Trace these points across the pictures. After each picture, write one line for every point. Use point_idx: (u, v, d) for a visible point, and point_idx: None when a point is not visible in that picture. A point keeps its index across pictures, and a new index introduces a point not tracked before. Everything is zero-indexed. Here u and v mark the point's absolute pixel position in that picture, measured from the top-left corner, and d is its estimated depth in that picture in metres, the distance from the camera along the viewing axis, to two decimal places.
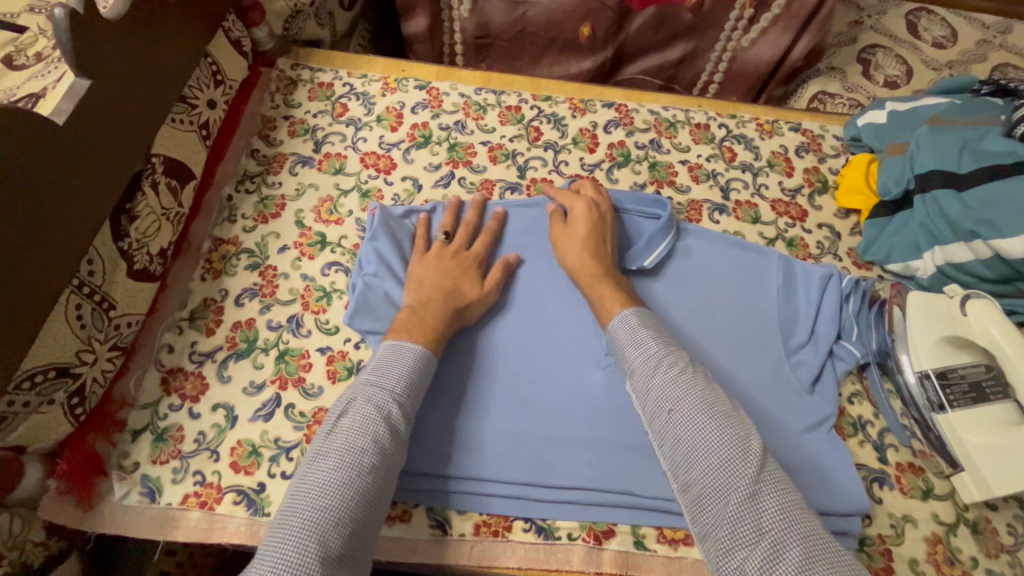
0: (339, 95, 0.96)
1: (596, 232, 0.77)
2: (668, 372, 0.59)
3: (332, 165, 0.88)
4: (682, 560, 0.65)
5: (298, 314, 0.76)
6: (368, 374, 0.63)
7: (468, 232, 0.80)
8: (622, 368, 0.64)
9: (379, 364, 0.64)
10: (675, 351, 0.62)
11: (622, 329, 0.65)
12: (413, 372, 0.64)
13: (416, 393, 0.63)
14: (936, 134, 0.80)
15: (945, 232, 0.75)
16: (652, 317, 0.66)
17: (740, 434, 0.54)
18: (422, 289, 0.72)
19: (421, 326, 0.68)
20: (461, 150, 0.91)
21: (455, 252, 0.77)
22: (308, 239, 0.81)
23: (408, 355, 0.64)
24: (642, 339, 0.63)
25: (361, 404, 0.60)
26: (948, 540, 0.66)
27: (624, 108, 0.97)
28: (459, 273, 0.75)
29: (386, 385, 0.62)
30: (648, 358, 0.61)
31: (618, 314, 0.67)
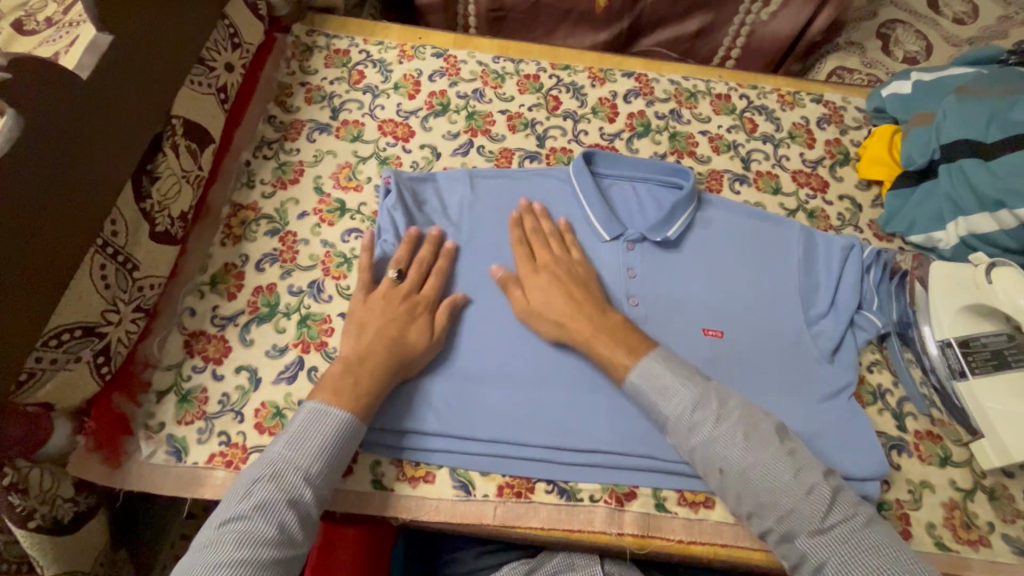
0: (355, 62, 0.95)
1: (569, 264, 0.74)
2: (708, 427, 0.60)
3: (351, 133, 0.88)
4: (703, 522, 0.65)
5: (318, 280, 0.76)
6: (283, 446, 0.58)
7: (421, 271, 0.73)
8: (653, 418, 0.65)
9: (298, 432, 0.59)
10: (705, 398, 0.62)
11: (643, 382, 0.64)
12: (332, 445, 0.59)
13: (333, 470, 0.59)
14: (963, 103, 0.79)
15: (970, 203, 0.74)
16: (669, 358, 0.65)
17: (797, 473, 0.57)
18: (369, 339, 0.66)
19: (355, 388, 0.62)
20: (479, 119, 0.90)
21: (404, 296, 0.70)
22: (327, 205, 0.81)
23: (330, 424, 0.59)
24: (670, 391, 0.62)
25: (270, 484, 0.56)
26: (964, 506, 0.67)
27: (644, 78, 0.96)
28: (404, 321, 0.68)
29: (301, 462, 0.57)
30: (684, 415, 0.61)
31: (635, 365, 0.65)
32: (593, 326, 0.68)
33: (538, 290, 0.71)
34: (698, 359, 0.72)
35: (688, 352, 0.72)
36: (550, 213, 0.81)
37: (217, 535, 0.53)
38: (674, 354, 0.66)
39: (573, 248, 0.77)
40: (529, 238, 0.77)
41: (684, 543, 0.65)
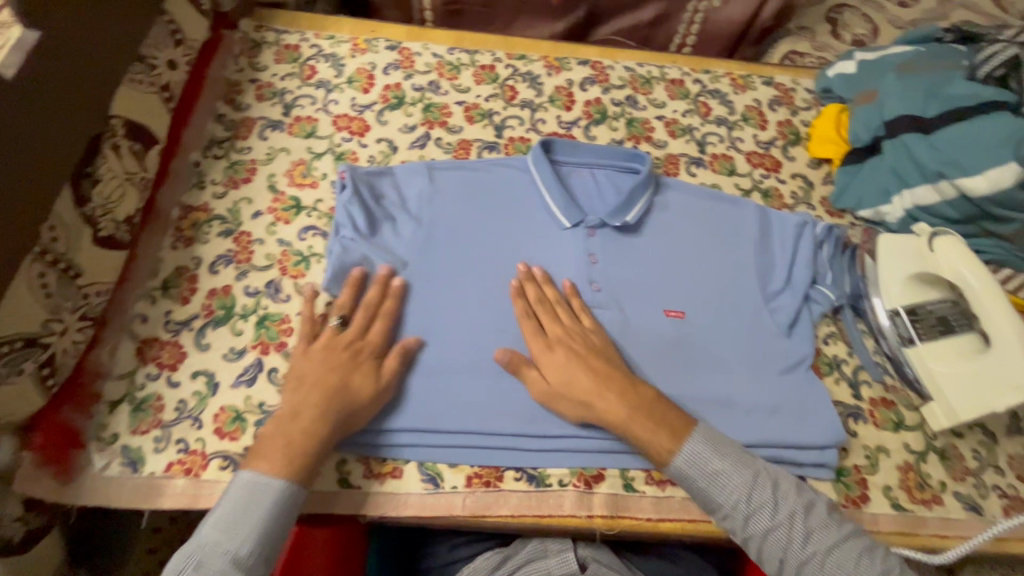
0: (306, 57, 0.93)
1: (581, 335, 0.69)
2: (766, 513, 0.59)
3: (304, 129, 0.86)
4: (670, 499, 0.66)
5: (275, 280, 0.74)
6: (211, 529, 0.55)
7: (368, 314, 0.70)
8: (702, 503, 0.62)
9: (229, 512, 0.55)
10: (760, 481, 0.60)
11: (689, 466, 0.61)
12: (268, 520, 0.56)
13: (268, 549, 0.56)
14: (903, 80, 0.82)
15: (913, 176, 0.77)
16: (711, 435, 0.63)
17: (859, 556, 0.57)
18: (309, 387, 0.63)
19: (288, 447, 0.59)
20: (436, 111, 0.89)
21: (348, 343, 0.67)
22: (282, 203, 0.79)
23: (264, 498, 0.56)
24: (721, 477, 0.61)
25: (196, 575, 0.53)
26: (918, 467, 0.69)
27: (599, 65, 0.96)
28: (348, 369, 0.65)
29: (230, 545, 0.54)
30: (740, 503, 0.59)
31: (679, 447, 0.62)
32: (626, 408, 0.63)
33: (556, 367, 0.67)
34: (660, 340, 0.73)
35: (651, 334, 0.73)
36: (550, 276, 0.76)
37: None
38: (715, 429, 0.64)
39: (583, 316, 0.72)
40: (535, 309, 0.72)
41: (653, 521, 0.66)
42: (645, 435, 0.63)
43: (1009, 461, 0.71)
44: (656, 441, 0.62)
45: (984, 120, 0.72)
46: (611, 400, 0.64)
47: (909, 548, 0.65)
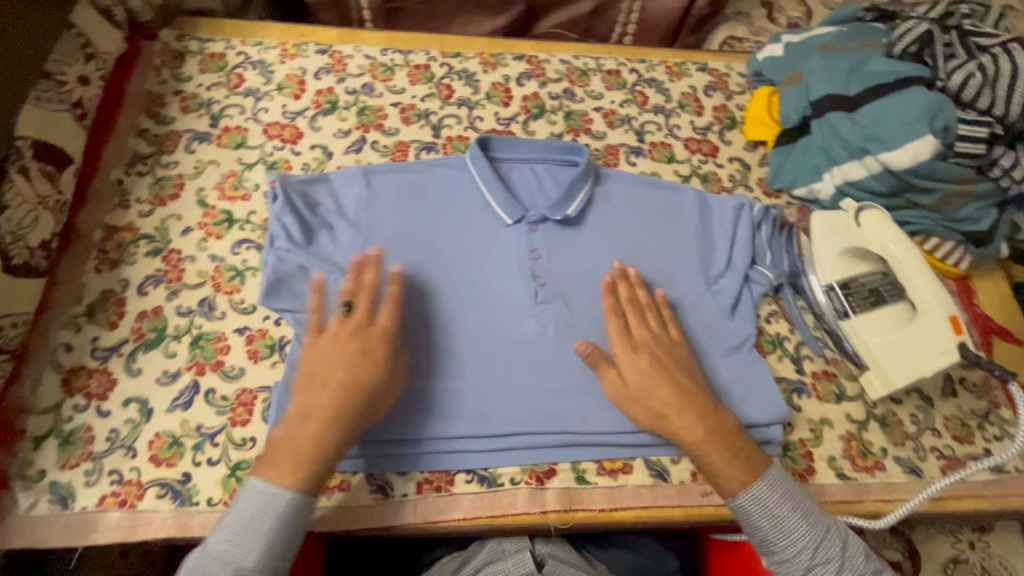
0: (233, 65, 0.90)
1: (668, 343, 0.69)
2: (829, 567, 0.60)
3: (233, 139, 0.83)
4: (623, 488, 0.67)
5: (209, 297, 0.72)
6: (220, 538, 0.54)
7: (373, 299, 0.66)
8: (761, 544, 0.62)
9: (239, 519, 0.55)
10: (828, 537, 0.61)
11: (758, 510, 0.61)
12: (275, 532, 0.55)
13: (274, 560, 0.55)
14: (826, 60, 0.84)
15: (841, 153, 0.79)
16: (782, 480, 0.62)
17: None
18: (324, 383, 0.60)
19: (298, 447, 0.57)
20: (371, 114, 0.88)
21: (360, 329, 0.64)
22: (213, 218, 0.77)
23: (274, 509, 0.55)
24: (787, 525, 0.60)
25: None
26: (860, 436, 0.71)
27: (535, 60, 0.96)
28: (361, 358, 0.62)
29: (237, 558, 0.54)
30: (805, 554, 0.60)
31: (750, 487, 0.61)
32: (704, 430, 0.63)
33: (636, 371, 0.66)
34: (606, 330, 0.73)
35: (596, 326, 0.74)
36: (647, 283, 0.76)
37: None
38: (786, 476, 0.63)
39: (670, 325, 0.71)
40: (623, 308, 0.71)
41: (607, 511, 0.66)
42: (718, 461, 0.62)
43: (946, 423, 0.73)
44: (733, 471, 0.62)
45: (903, 94, 0.74)
46: (692, 414, 0.63)
47: (855, 515, 0.67)
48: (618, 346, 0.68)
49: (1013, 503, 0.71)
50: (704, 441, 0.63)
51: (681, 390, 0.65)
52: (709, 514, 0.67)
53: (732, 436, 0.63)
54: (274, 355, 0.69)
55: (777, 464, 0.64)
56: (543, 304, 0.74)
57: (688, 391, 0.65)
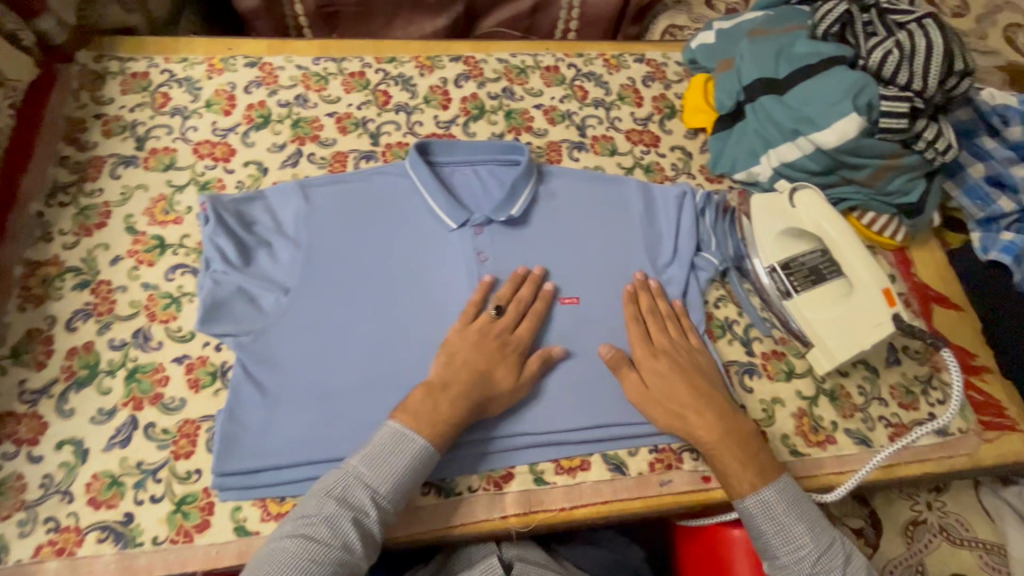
0: (157, 84, 0.87)
1: (673, 355, 0.70)
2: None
3: (161, 161, 0.80)
4: (581, 485, 0.67)
5: (143, 328, 0.69)
6: (360, 461, 0.58)
7: (520, 311, 0.71)
8: (762, 549, 0.62)
9: (380, 448, 0.58)
10: (832, 548, 0.60)
11: (760, 514, 0.61)
12: (406, 472, 0.58)
13: (401, 497, 0.58)
14: (755, 45, 0.85)
15: (775, 135, 0.81)
16: (792, 491, 0.63)
17: None
18: (456, 363, 0.65)
19: (433, 412, 0.61)
20: (306, 125, 0.86)
21: (497, 331, 0.69)
22: (144, 244, 0.74)
23: (409, 449, 0.59)
24: (790, 530, 0.60)
25: (343, 494, 0.56)
26: (811, 412, 0.73)
27: (472, 60, 0.95)
28: (499, 358, 0.67)
29: (373, 481, 0.57)
30: (806, 560, 0.59)
31: (755, 491, 0.62)
32: (720, 433, 0.64)
33: (655, 374, 0.68)
34: (556, 327, 0.73)
35: (547, 324, 0.73)
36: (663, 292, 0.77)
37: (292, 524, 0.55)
38: (796, 488, 0.63)
39: (691, 335, 0.73)
40: (645, 318, 0.73)
41: (567, 510, 0.66)
42: (728, 464, 0.64)
43: (891, 391, 0.76)
44: (740, 471, 0.63)
45: (827, 75, 0.76)
46: (709, 417, 0.65)
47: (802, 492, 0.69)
48: (640, 351, 0.70)
49: (958, 462, 0.74)
50: (720, 440, 0.64)
51: (695, 395, 0.66)
52: (669, 503, 0.68)
53: (747, 439, 0.65)
54: (217, 382, 0.67)
55: (790, 476, 0.64)
56: None
57: (710, 390, 0.67)
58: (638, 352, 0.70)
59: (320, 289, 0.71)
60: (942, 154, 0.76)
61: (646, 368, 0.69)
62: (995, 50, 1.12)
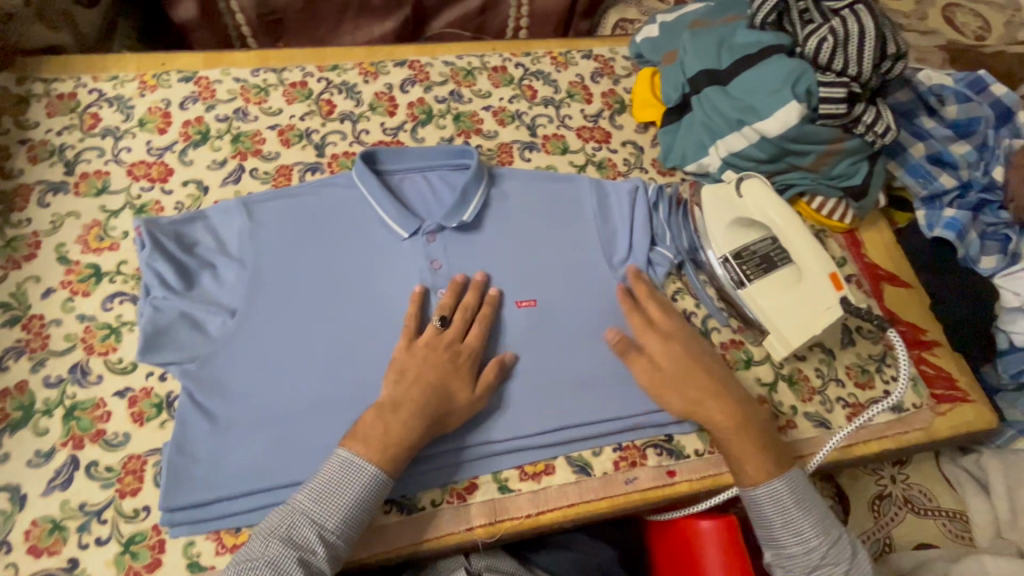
0: (86, 104, 0.83)
1: (687, 342, 0.70)
2: (833, 570, 0.62)
3: (93, 186, 0.77)
4: (547, 489, 0.67)
5: (81, 362, 0.66)
6: (307, 497, 0.57)
7: (466, 318, 0.70)
8: (768, 539, 0.64)
9: (324, 481, 0.57)
10: (835, 539, 0.63)
11: (772, 504, 0.63)
12: (355, 501, 0.57)
13: (355, 525, 0.57)
14: (696, 37, 0.85)
15: (721, 127, 0.81)
16: (800, 484, 0.64)
17: None
18: (409, 380, 0.63)
19: (385, 436, 0.60)
20: (247, 140, 0.83)
21: (447, 343, 0.67)
22: (78, 274, 0.71)
23: (356, 478, 0.58)
24: (796, 523, 0.63)
25: (286, 534, 0.55)
26: (771, 398, 0.74)
27: (417, 64, 0.94)
28: (452, 370, 0.65)
29: (320, 517, 0.56)
30: (812, 551, 0.62)
31: (768, 481, 0.64)
32: (739, 418, 0.65)
33: (672, 359, 0.69)
34: (514, 332, 0.72)
35: (503, 329, 0.72)
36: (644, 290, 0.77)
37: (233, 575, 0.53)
38: (804, 483, 0.65)
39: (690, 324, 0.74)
40: (648, 307, 0.74)
41: (533, 516, 0.66)
42: (746, 453, 0.65)
43: (848, 371, 0.77)
44: (758, 458, 0.64)
45: (767, 64, 0.77)
46: (727, 408, 0.66)
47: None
48: (654, 344, 0.70)
49: (914, 437, 0.76)
50: (739, 427, 0.65)
51: (712, 386, 0.67)
52: (634, 501, 0.68)
53: (762, 427, 0.66)
54: (163, 414, 0.64)
55: (798, 470, 0.65)
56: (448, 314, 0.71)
57: (727, 379, 0.68)
58: (654, 344, 0.70)
59: (266, 309, 0.69)
60: (880, 137, 0.77)
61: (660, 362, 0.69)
62: (935, 30, 1.14)
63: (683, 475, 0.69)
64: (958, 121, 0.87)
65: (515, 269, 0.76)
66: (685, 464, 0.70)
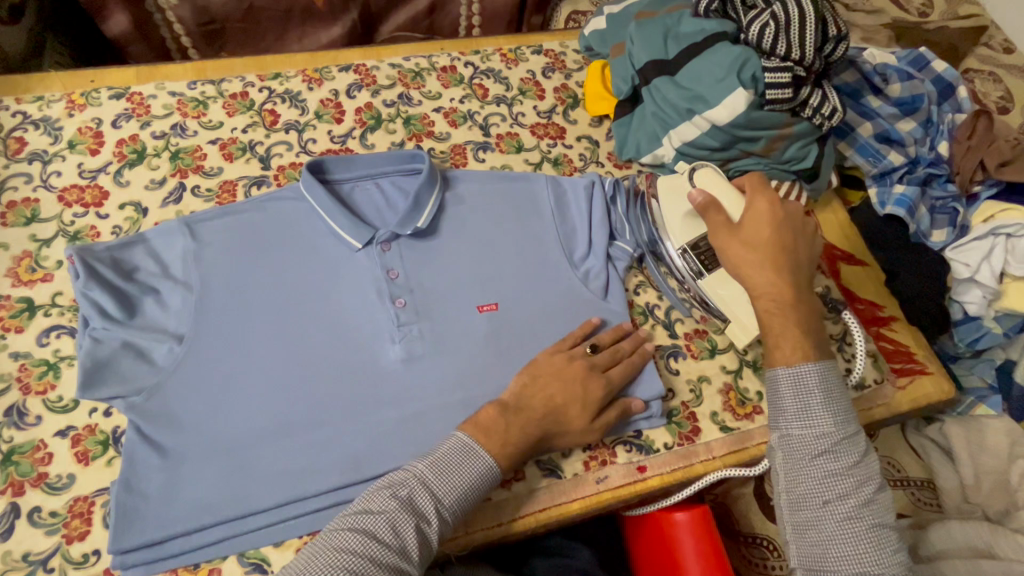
0: (10, 128, 0.79)
1: (785, 208, 0.65)
2: (840, 458, 0.56)
3: (22, 215, 0.73)
4: (518, 496, 0.66)
5: (17, 403, 0.62)
6: (428, 467, 0.56)
7: (615, 358, 0.69)
8: (775, 417, 0.60)
9: (445, 456, 0.57)
10: (852, 438, 0.57)
11: (790, 387, 0.59)
12: (471, 486, 0.57)
13: (464, 508, 0.57)
14: (642, 27, 0.85)
15: (672, 117, 0.81)
16: (832, 373, 0.59)
17: (880, 543, 0.54)
18: (540, 386, 0.64)
19: (506, 432, 0.60)
20: (187, 156, 0.79)
21: (590, 366, 0.66)
22: (9, 309, 0.67)
23: (477, 462, 0.57)
24: (810, 409, 0.58)
25: (407, 498, 0.54)
26: (737, 385, 0.74)
27: (363, 68, 0.91)
28: (581, 393, 0.64)
29: (439, 489, 0.55)
30: (820, 439, 0.57)
31: (798, 362, 0.59)
32: (791, 298, 0.61)
33: (757, 218, 0.64)
34: (477, 338, 0.70)
35: (465, 336, 0.70)
36: (605, 287, 0.76)
37: (346, 522, 0.53)
38: (839, 376, 0.60)
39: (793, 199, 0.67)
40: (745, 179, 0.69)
41: (506, 523, 0.64)
42: (785, 328, 0.61)
43: None
44: (796, 339, 0.60)
45: (712, 51, 0.77)
46: (782, 284, 0.61)
47: (728, 469, 0.70)
48: (763, 202, 0.65)
49: (877, 413, 0.77)
50: (783, 304, 0.61)
51: (775, 256, 0.62)
52: (607, 500, 0.67)
53: (810, 317, 0.62)
54: (109, 451, 0.61)
55: (836, 362, 0.60)
56: (406, 326, 0.69)
57: (798, 259, 0.63)
58: (757, 205, 0.65)
59: (212, 333, 0.66)
60: (828, 118, 0.78)
61: (745, 222, 0.65)
62: (879, 9, 1.16)
63: (655, 470, 0.69)
64: (902, 98, 0.88)
65: (474, 274, 0.74)
66: (656, 458, 0.69)
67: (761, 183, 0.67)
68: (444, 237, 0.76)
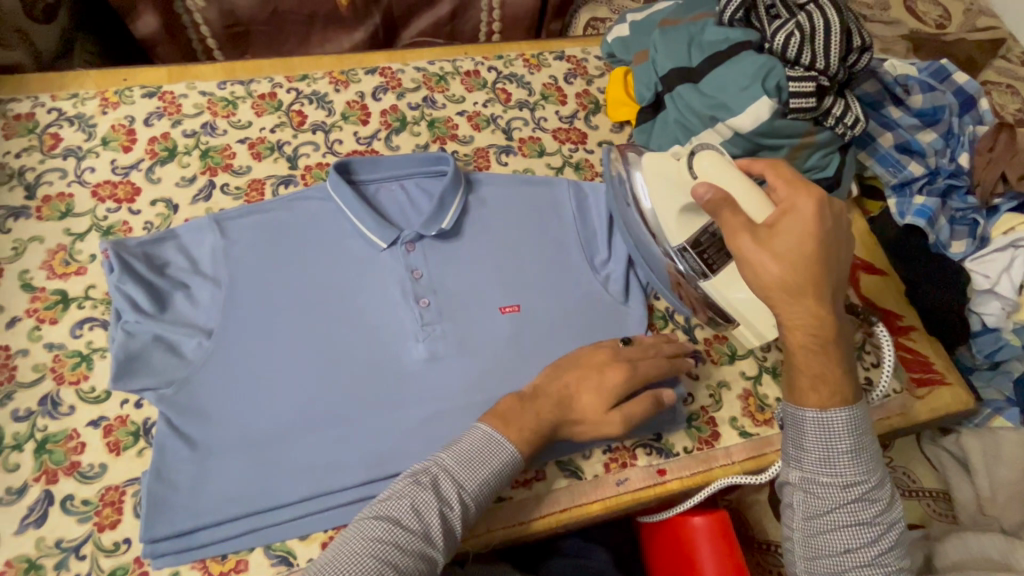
0: (46, 124, 0.80)
1: (824, 215, 0.54)
2: (863, 508, 0.56)
3: (56, 209, 0.75)
4: (539, 496, 0.66)
5: (51, 393, 0.64)
6: (450, 456, 0.57)
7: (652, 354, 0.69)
8: (797, 458, 0.59)
9: (468, 452, 0.58)
10: (876, 486, 0.57)
11: (818, 433, 0.57)
12: (492, 476, 0.58)
13: (488, 495, 0.57)
14: (665, 35, 0.86)
15: (694, 124, 0.81)
16: (861, 419, 0.57)
17: None
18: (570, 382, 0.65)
19: (538, 421, 0.61)
20: (216, 154, 0.81)
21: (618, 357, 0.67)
22: (44, 301, 0.69)
23: (498, 452, 0.58)
24: (836, 459, 0.56)
25: (430, 490, 0.54)
26: (756, 391, 0.75)
27: (388, 71, 0.92)
28: (598, 379, 0.65)
29: (461, 477, 0.56)
30: (845, 489, 0.56)
31: (832, 408, 0.57)
32: (830, 334, 0.55)
33: (789, 235, 0.54)
34: (502, 339, 0.71)
35: (488, 338, 0.71)
36: (626, 292, 0.77)
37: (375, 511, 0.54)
38: (867, 420, 0.58)
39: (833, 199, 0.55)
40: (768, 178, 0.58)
41: (527, 523, 0.65)
42: (826, 368, 0.56)
43: None
44: (834, 384, 0.57)
45: (736, 60, 0.78)
46: (824, 316, 0.54)
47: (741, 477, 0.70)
48: (805, 206, 0.54)
49: (897, 421, 0.77)
50: (825, 343, 0.55)
51: (815, 283, 0.53)
52: (628, 502, 0.68)
53: (847, 346, 0.57)
54: (140, 441, 0.63)
55: (865, 405, 0.58)
56: (430, 325, 0.70)
57: (835, 279, 0.55)
58: (792, 215, 0.54)
59: (241, 329, 0.67)
60: (851, 128, 0.79)
61: (776, 230, 0.54)
62: (897, 20, 1.17)
63: (674, 473, 0.69)
64: (924, 109, 0.89)
65: (497, 276, 0.75)
66: (676, 462, 0.70)
67: (795, 180, 0.57)
68: (469, 237, 0.77)
